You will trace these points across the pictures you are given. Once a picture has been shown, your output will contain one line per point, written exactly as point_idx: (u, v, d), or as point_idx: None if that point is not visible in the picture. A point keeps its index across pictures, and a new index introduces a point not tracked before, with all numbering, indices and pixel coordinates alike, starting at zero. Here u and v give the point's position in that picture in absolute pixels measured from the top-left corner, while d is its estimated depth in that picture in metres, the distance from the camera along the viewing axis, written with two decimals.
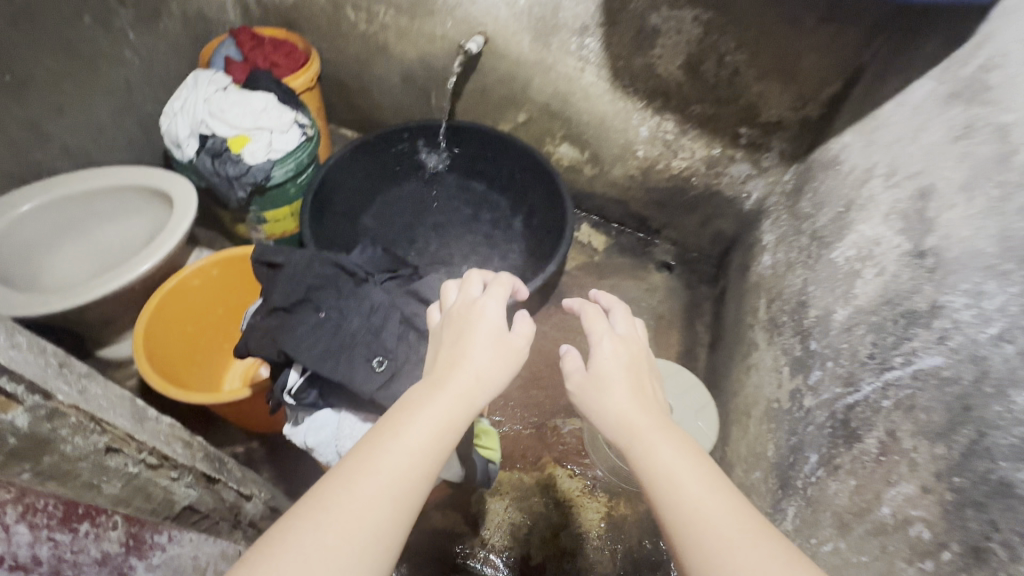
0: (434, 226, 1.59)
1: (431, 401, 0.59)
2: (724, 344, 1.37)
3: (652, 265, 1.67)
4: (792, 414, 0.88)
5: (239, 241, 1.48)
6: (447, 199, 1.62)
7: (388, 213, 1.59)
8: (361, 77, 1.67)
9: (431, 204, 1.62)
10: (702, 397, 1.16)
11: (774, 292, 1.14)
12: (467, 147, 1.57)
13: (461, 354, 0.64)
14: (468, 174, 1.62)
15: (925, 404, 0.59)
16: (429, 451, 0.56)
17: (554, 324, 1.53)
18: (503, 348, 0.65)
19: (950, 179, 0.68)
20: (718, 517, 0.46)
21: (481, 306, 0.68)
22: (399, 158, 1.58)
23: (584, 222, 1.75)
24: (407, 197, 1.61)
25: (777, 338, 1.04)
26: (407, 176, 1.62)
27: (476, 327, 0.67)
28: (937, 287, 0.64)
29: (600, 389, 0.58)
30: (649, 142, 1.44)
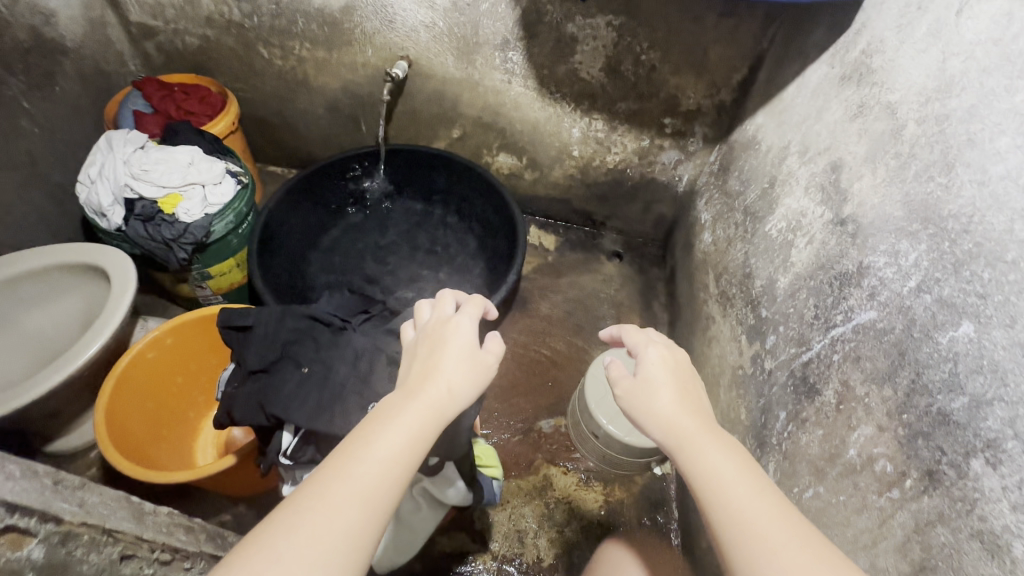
0: (387, 252, 1.57)
1: (404, 413, 0.63)
2: (682, 321, 1.47)
3: (603, 256, 1.75)
4: (756, 377, 0.97)
5: (184, 301, 1.41)
6: (396, 224, 1.62)
7: (338, 246, 1.56)
8: (284, 113, 1.63)
9: (380, 231, 1.60)
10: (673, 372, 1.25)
11: (720, 267, 1.23)
12: (406, 169, 1.58)
13: (434, 366, 0.68)
14: (411, 195, 1.63)
15: (868, 353, 0.68)
16: (399, 459, 0.59)
17: (521, 329, 1.57)
18: (474, 363, 0.69)
19: (854, 153, 0.78)
20: (754, 509, 0.53)
21: (455, 324, 0.72)
22: (339, 191, 1.56)
23: (533, 225, 1.80)
24: (353, 228, 1.59)
25: (731, 310, 1.13)
26: (350, 207, 1.60)
27: (449, 342, 0.71)
28: (861, 249, 0.73)
29: (648, 393, 0.65)
30: (583, 141, 1.51)
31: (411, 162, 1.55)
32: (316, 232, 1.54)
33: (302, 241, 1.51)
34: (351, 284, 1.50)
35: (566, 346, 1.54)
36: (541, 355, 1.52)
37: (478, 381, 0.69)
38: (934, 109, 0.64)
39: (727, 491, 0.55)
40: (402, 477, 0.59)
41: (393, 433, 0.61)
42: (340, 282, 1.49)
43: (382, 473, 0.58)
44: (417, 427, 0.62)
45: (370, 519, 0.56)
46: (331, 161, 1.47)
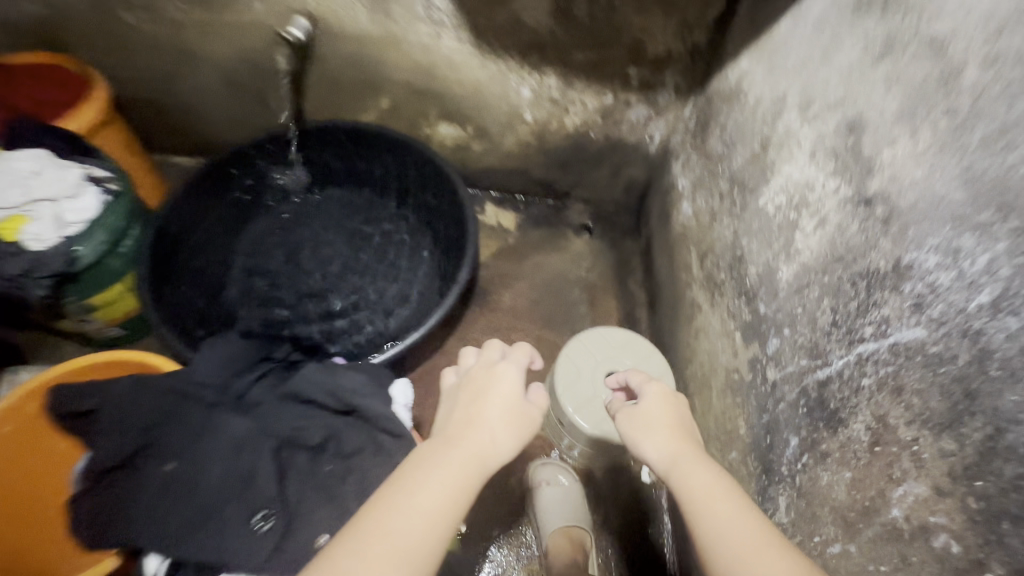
0: (320, 249, 1.34)
1: (443, 465, 0.64)
2: (662, 303, 1.29)
3: (571, 232, 1.55)
4: (756, 387, 0.81)
5: (75, 337, 1.17)
6: (327, 216, 1.38)
7: (259, 252, 1.32)
8: (173, 93, 1.33)
9: (308, 227, 1.36)
10: (662, 363, 1.12)
11: (704, 246, 1.05)
12: (332, 152, 1.32)
13: (476, 414, 0.69)
14: (342, 180, 1.39)
15: (915, 385, 0.51)
16: (440, 516, 0.61)
17: (482, 327, 1.38)
18: (516, 415, 0.70)
19: (881, 109, 0.59)
20: (736, 535, 0.55)
21: (499, 371, 0.73)
22: (254, 188, 1.30)
23: (488, 202, 1.57)
24: (276, 227, 1.35)
25: (720, 299, 0.96)
26: (267, 203, 1.35)
27: (490, 389, 0.72)
28: (896, 242, 0.55)
29: (649, 425, 0.70)
30: (535, 103, 1.27)
31: (340, 145, 1.30)
32: (227, 238, 1.30)
33: (210, 251, 1.26)
34: (278, 296, 1.27)
35: (534, 342, 1.36)
36: None
37: (523, 433, 0.70)
38: (1009, 44, 0.45)
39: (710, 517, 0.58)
40: (448, 528, 0.61)
41: (434, 483, 0.62)
42: (266, 295, 1.27)
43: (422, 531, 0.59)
44: (459, 477, 0.63)
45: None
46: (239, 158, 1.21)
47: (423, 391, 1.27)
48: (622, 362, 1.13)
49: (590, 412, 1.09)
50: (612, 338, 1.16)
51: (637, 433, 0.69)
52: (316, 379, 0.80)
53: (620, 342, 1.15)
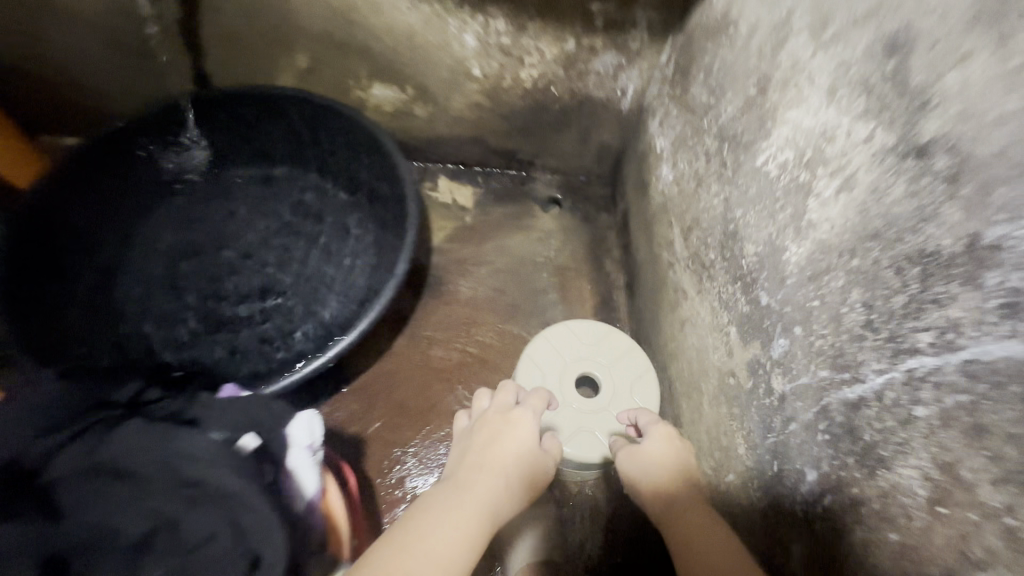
0: (238, 241, 1.13)
1: (463, 506, 0.69)
2: (642, 286, 1.11)
3: (537, 207, 1.35)
4: (758, 398, 0.64)
5: None
6: (245, 201, 1.16)
7: (161, 248, 1.10)
8: (38, 59, 1.08)
9: (223, 214, 1.15)
10: (641, 359, 0.97)
11: (688, 219, 0.86)
12: (243, 126, 1.13)
13: (494, 457, 0.76)
14: (263, 158, 1.19)
15: (1007, 425, 0.34)
16: (456, 559, 0.64)
17: (436, 323, 1.18)
18: (530, 463, 0.78)
19: (940, 14, 0.41)
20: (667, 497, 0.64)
21: (518, 417, 0.81)
22: (148, 173, 1.10)
23: (441, 176, 1.36)
24: (182, 218, 1.13)
25: (709, 284, 0.78)
26: (168, 189, 1.14)
27: (507, 433, 0.79)
28: (970, 210, 0.37)
29: (647, 467, 0.68)
30: (482, 54, 1.06)
31: (251, 117, 1.11)
32: (119, 233, 1.09)
33: (93, 249, 1.05)
34: (186, 299, 1.06)
35: (497, 337, 1.17)
36: (468, 356, 1.14)
37: (530, 477, 0.77)
38: None
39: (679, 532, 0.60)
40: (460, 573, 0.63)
41: (451, 526, 0.66)
42: (170, 299, 1.06)
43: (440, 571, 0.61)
44: (477, 516, 0.68)
45: None
46: (127, 135, 1.02)
47: (368, 402, 1.07)
48: (596, 359, 0.98)
49: (566, 422, 0.92)
50: (581, 332, 1.00)
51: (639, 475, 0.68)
52: (137, 446, 0.62)
53: (592, 336, 1.00)
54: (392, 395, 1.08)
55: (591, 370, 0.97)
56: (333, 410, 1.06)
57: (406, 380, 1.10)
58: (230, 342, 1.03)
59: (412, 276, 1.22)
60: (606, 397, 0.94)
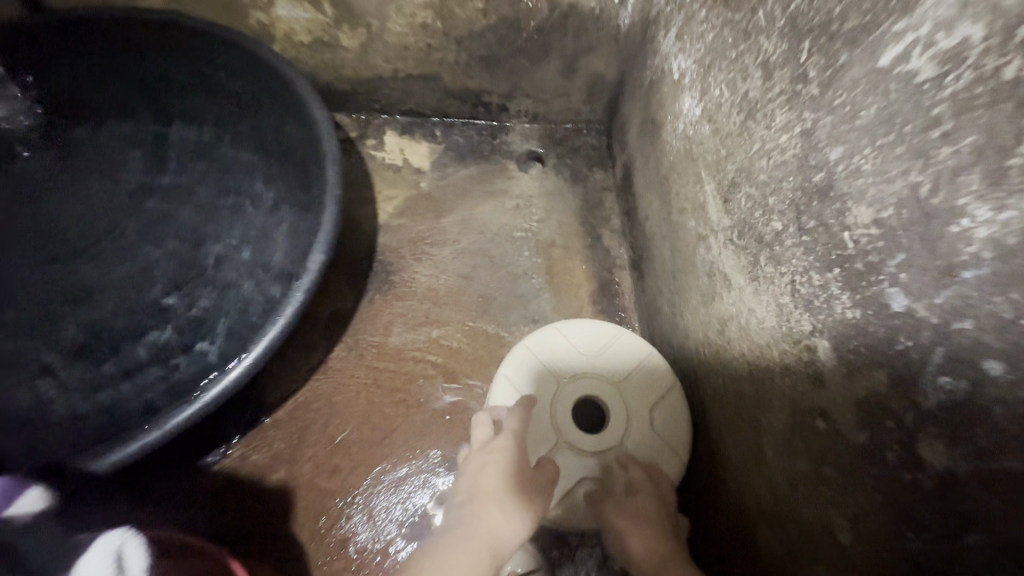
0: (119, 232, 0.86)
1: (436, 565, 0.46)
2: (653, 263, 0.84)
3: (513, 165, 1.06)
4: (879, 463, 0.38)
5: None
6: (123, 175, 0.88)
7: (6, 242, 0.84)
8: None
9: (92, 196, 0.88)
10: (659, 372, 0.71)
11: (731, 170, 0.58)
12: (83, 74, 0.81)
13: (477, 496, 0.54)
14: (140, 110, 0.88)
15: None
16: None
17: (388, 323, 0.90)
18: (525, 496, 0.55)
19: None
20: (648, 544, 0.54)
21: (503, 444, 0.60)
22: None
23: (387, 130, 1.06)
24: (36, 204, 0.86)
25: (770, 267, 0.51)
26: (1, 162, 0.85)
27: (492, 465, 0.57)
28: None
29: (637, 506, 0.59)
30: None
31: (86, 62, 0.79)
32: None
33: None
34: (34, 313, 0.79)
35: (468, 339, 0.90)
36: (430, 367, 0.87)
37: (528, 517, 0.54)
38: None
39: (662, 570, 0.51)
40: None
41: None
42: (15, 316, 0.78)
43: None
44: None
45: None
46: None
47: (297, 438, 0.81)
48: (600, 372, 0.72)
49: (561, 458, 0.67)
50: (579, 336, 0.74)
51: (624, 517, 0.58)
52: None
53: (593, 343, 0.74)
54: (329, 427, 0.82)
55: (591, 389, 0.71)
56: (250, 452, 0.79)
57: (348, 405, 0.83)
58: (92, 371, 0.74)
59: (354, 263, 0.94)
60: (614, 425, 0.69)
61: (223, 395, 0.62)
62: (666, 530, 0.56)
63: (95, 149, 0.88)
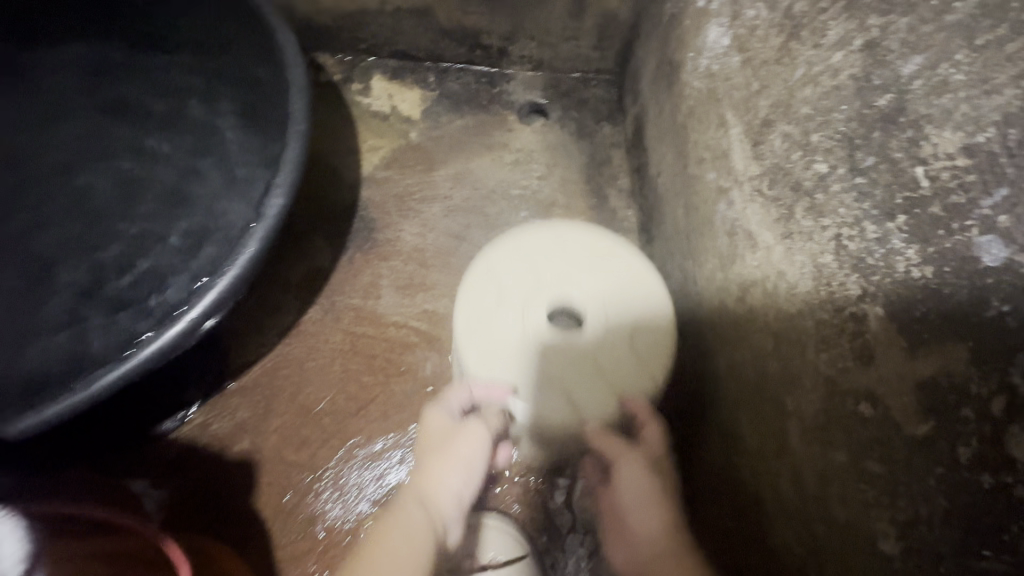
0: (63, 175, 0.76)
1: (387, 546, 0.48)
2: (665, 225, 0.75)
3: (512, 116, 0.95)
4: (942, 457, 0.30)
5: None
6: (70, 110, 0.79)
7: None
8: None
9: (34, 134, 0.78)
10: (651, 292, 0.62)
11: (764, 107, 0.49)
12: None
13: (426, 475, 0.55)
14: (94, 35, 0.79)
15: None
16: None
17: (368, 284, 0.82)
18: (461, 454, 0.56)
19: None
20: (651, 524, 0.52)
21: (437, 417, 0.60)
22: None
23: (374, 73, 0.95)
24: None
25: (809, 220, 0.42)
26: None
27: (434, 443, 0.58)
28: None
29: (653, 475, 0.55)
30: None
31: None
32: None
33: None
34: None
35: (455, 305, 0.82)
36: (412, 334, 0.79)
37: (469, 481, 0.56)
38: None
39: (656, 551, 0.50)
40: None
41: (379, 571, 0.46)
42: None
43: None
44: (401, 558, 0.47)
45: None
46: None
47: (265, 406, 0.74)
48: (576, 288, 0.62)
49: (538, 391, 0.58)
50: (546, 252, 0.64)
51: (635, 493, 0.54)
52: None
53: (582, 255, 0.64)
54: (300, 396, 0.75)
55: (569, 300, 0.61)
56: (212, 420, 0.72)
57: (322, 372, 0.76)
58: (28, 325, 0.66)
59: (333, 219, 0.85)
60: (592, 346, 0.59)
61: (162, 353, 0.54)
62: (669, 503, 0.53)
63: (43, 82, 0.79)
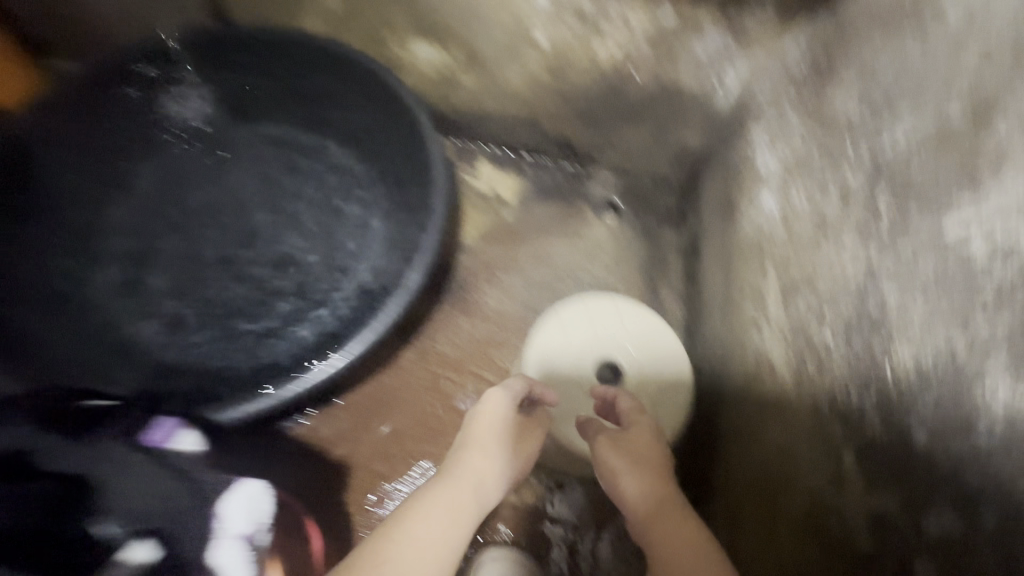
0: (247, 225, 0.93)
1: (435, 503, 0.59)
2: (706, 330, 0.90)
3: (590, 210, 1.14)
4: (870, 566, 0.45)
5: None
6: (257, 173, 0.96)
7: (137, 209, 0.93)
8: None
9: (228, 189, 0.95)
10: (680, 378, 0.80)
11: (795, 275, 0.64)
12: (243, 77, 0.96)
13: (467, 448, 0.66)
14: (288, 116, 0.97)
15: None
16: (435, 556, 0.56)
17: (453, 335, 1.00)
18: (507, 437, 0.67)
19: None
20: (638, 496, 0.61)
21: (490, 399, 0.69)
22: (110, 117, 0.94)
23: (483, 159, 1.16)
24: (147, 172, 0.95)
25: (812, 372, 0.57)
26: (125, 137, 0.95)
27: (482, 421, 0.68)
28: None
29: (644, 456, 0.64)
30: (552, 16, 0.83)
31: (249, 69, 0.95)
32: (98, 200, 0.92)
33: (22, 207, 0.89)
34: (167, 284, 0.89)
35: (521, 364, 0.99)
36: (483, 383, 0.97)
37: (519, 459, 0.67)
38: None
39: (649, 521, 0.59)
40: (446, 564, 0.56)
41: (430, 521, 0.58)
42: (151, 281, 0.89)
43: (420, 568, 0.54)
44: (450, 517, 0.58)
45: None
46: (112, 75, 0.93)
47: (361, 422, 0.92)
48: (624, 353, 0.82)
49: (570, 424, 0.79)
50: (604, 321, 0.83)
51: (627, 469, 0.63)
52: None
53: (636, 333, 0.83)
54: (389, 418, 0.93)
55: (617, 363, 0.81)
56: (321, 425, 0.91)
57: (409, 402, 0.94)
58: None
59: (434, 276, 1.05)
60: None
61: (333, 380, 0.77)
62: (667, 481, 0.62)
63: (242, 149, 0.97)
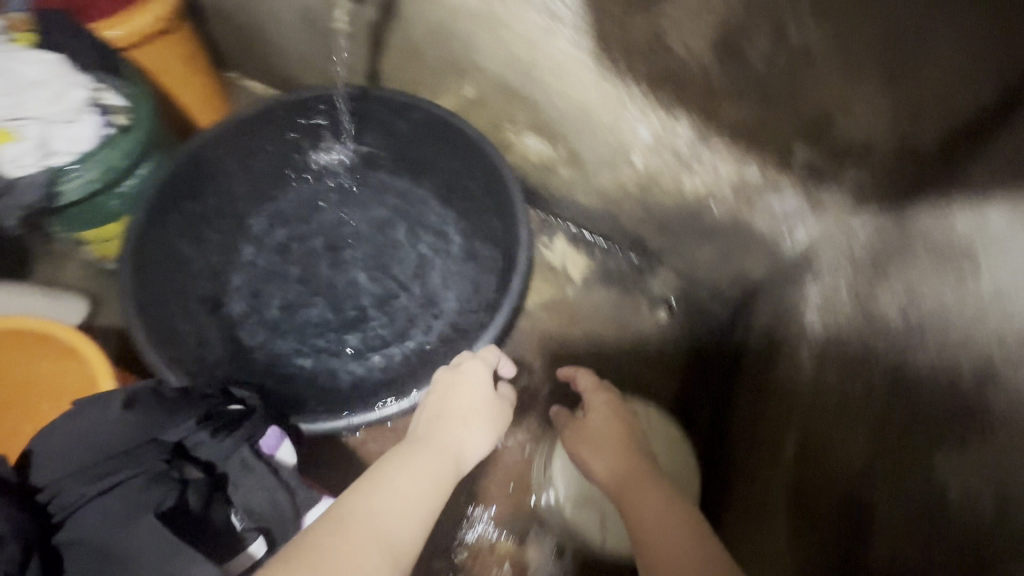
0: (359, 258, 1.14)
1: (420, 447, 0.76)
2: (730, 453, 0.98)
3: (645, 305, 1.23)
4: None
5: (85, 266, 1.15)
6: (376, 215, 1.17)
7: (279, 227, 1.16)
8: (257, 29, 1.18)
9: (351, 223, 1.17)
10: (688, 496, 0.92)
11: None
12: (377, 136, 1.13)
13: (448, 411, 0.83)
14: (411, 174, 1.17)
15: None
16: (428, 485, 0.71)
17: None
18: (487, 406, 0.85)
19: None
20: (605, 463, 0.85)
21: (467, 370, 0.87)
22: (268, 150, 1.11)
23: (560, 234, 1.29)
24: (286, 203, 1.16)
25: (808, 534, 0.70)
26: (277, 169, 1.15)
27: (461, 387, 0.86)
28: None
29: (603, 434, 0.89)
30: (650, 147, 0.94)
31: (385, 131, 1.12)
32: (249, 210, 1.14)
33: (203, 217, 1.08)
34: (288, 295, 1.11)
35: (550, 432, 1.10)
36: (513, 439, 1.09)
37: (497, 427, 0.85)
38: None
39: (622, 481, 0.81)
40: (441, 492, 0.72)
41: (416, 455, 0.74)
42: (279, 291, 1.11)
43: (421, 484, 0.70)
44: (439, 460, 0.74)
45: (414, 534, 0.65)
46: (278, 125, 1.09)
47: None
48: None
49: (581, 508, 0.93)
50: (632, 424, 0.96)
51: (594, 443, 0.88)
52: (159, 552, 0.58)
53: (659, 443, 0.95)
54: None
55: None
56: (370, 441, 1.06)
57: None
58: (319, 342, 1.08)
59: None
60: None
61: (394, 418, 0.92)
62: (622, 447, 0.86)
63: (370, 190, 1.18)
